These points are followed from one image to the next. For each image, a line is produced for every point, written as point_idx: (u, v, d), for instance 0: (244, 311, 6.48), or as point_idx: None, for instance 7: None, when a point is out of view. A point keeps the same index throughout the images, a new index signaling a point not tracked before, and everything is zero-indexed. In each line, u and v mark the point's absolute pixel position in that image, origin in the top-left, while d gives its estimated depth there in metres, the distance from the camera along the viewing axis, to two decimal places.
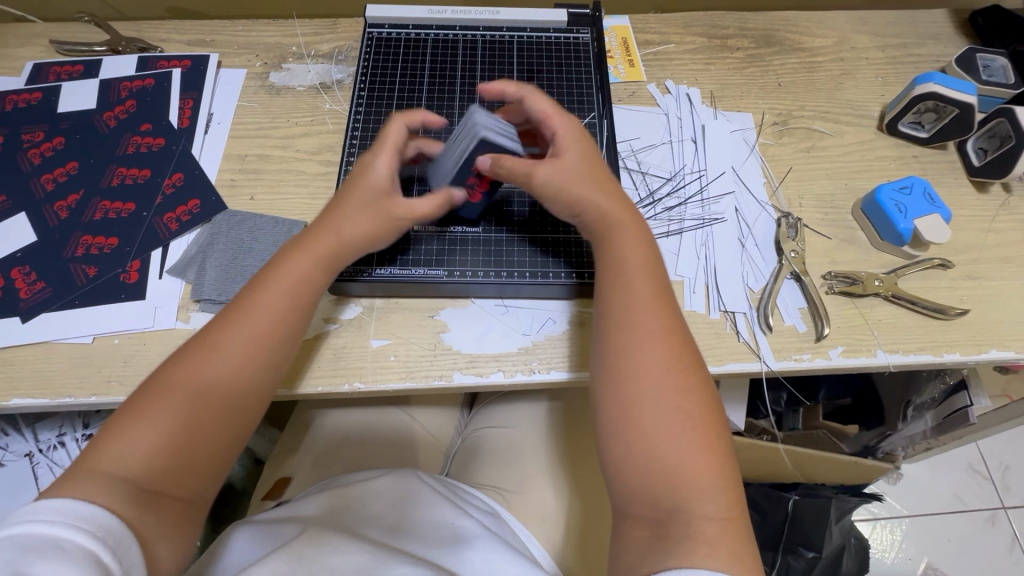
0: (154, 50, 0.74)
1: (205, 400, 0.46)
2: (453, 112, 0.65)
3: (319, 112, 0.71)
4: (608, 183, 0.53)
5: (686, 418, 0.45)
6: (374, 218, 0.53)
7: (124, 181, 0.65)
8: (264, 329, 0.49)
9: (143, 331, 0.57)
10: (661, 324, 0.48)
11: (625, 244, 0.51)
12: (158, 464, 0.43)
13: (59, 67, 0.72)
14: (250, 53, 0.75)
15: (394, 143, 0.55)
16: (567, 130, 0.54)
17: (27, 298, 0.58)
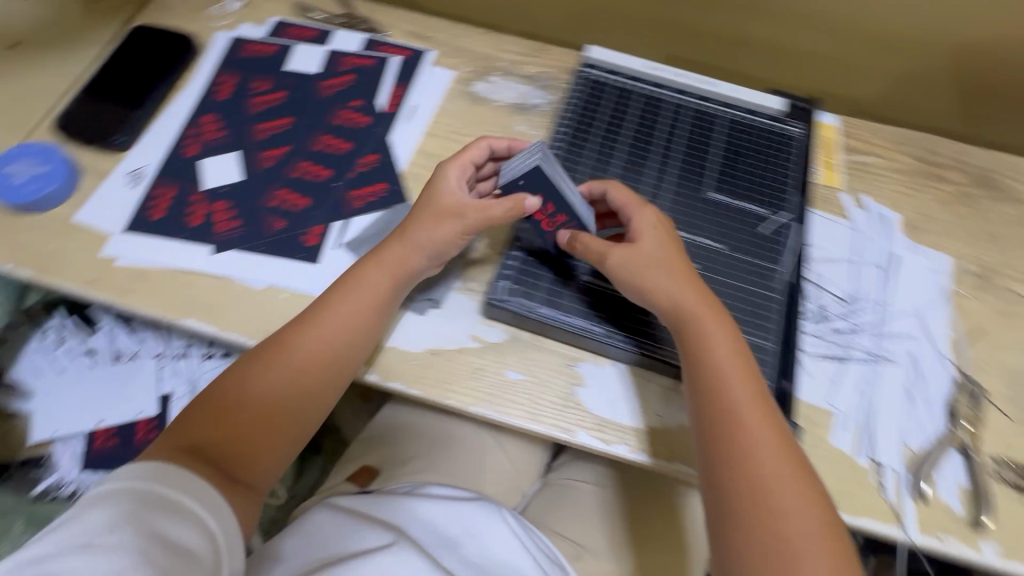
0: (381, 34, 0.79)
1: (270, 398, 0.53)
2: (647, 170, 0.65)
3: (511, 132, 0.73)
4: (683, 268, 0.55)
5: (806, 525, 0.46)
6: (436, 227, 0.58)
7: (326, 148, 0.69)
8: (324, 336, 0.55)
9: (308, 293, 0.61)
10: (757, 442, 0.48)
11: (719, 339, 0.52)
12: (221, 444, 0.51)
13: (296, 29, 0.79)
14: (462, 58, 0.79)
15: (468, 157, 0.62)
16: (645, 220, 0.57)
17: (221, 231, 0.63)
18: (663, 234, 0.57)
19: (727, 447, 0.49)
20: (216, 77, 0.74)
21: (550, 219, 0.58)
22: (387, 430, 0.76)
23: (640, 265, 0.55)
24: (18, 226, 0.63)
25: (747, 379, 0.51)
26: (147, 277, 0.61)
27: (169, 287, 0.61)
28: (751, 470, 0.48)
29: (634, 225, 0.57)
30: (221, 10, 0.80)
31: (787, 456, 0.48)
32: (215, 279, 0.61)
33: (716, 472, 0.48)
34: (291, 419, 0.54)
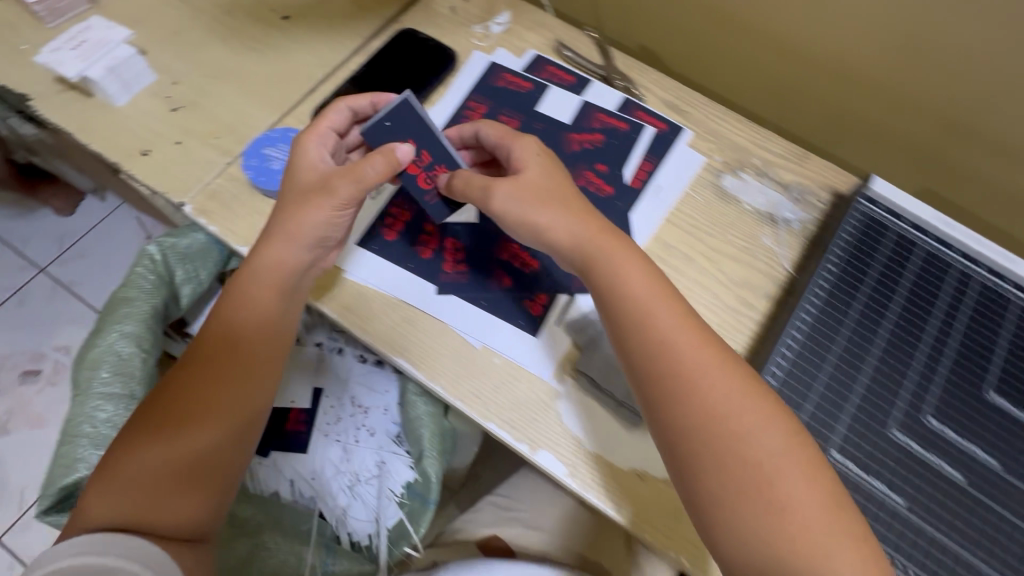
0: (638, 96, 0.74)
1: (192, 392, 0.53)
2: (920, 345, 0.56)
3: (755, 243, 0.67)
4: (572, 200, 0.55)
5: (760, 499, 0.44)
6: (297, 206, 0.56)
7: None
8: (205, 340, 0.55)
9: (521, 367, 0.58)
10: (708, 372, 0.48)
11: (656, 302, 0.51)
12: (127, 498, 0.49)
13: (553, 69, 0.75)
14: (715, 144, 0.73)
15: (326, 125, 0.60)
16: (526, 149, 0.58)
17: (447, 272, 0.61)
18: (543, 174, 0.56)
19: (677, 406, 0.47)
20: (466, 101, 0.72)
21: (428, 177, 0.59)
22: (513, 493, 0.76)
23: (587, 244, 0.53)
24: (259, 210, 0.64)
25: (719, 361, 0.49)
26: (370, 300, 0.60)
27: (387, 317, 0.60)
28: (659, 352, 0.49)
29: (517, 156, 0.58)
30: (482, 30, 0.78)
31: (809, 484, 0.44)
32: (432, 322, 0.59)
33: (702, 480, 0.45)
34: (229, 430, 0.53)
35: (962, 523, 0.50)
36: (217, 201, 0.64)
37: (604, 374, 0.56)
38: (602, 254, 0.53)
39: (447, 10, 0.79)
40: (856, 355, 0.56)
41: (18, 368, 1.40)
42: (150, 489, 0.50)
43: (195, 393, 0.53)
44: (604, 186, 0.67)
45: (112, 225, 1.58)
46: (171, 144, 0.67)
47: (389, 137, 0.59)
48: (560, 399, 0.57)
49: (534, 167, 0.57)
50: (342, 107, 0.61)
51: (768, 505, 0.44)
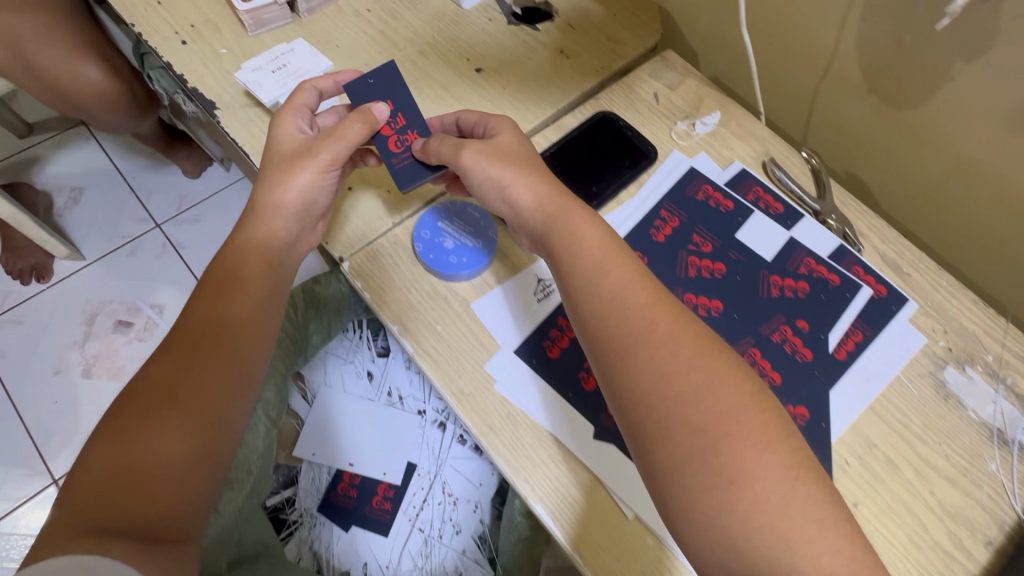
0: (856, 245, 0.63)
1: (154, 375, 0.48)
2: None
3: (978, 466, 0.54)
4: (534, 164, 0.57)
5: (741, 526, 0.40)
6: (278, 169, 0.56)
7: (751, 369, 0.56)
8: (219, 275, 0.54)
9: (676, 558, 0.49)
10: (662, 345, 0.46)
11: (640, 322, 0.47)
12: (108, 459, 0.44)
13: (761, 191, 0.66)
14: (939, 323, 0.60)
15: (298, 102, 0.60)
16: (499, 123, 0.60)
17: (609, 415, 0.53)
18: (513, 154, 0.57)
19: (671, 430, 0.43)
20: (657, 208, 0.64)
21: (399, 140, 0.60)
22: None
23: (553, 212, 0.53)
24: (417, 286, 0.58)
25: (655, 343, 0.46)
26: (518, 426, 0.53)
27: (535, 450, 0.52)
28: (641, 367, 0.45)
29: (490, 129, 0.60)
30: (686, 128, 0.70)
31: (825, 539, 0.39)
32: (580, 472, 0.51)
33: (658, 462, 0.43)
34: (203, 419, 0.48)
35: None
36: (376, 265, 0.59)
37: None
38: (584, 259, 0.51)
39: (649, 96, 0.72)
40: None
41: (114, 316, 1.45)
42: (120, 442, 0.45)
43: (157, 382, 0.49)
44: (805, 351, 0.57)
45: (230, 196, 1.62)
46: (341, 188, 0.64)
47: (367, 96, 0.60)
48: None
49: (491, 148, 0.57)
50: (305, 92, 0.61)
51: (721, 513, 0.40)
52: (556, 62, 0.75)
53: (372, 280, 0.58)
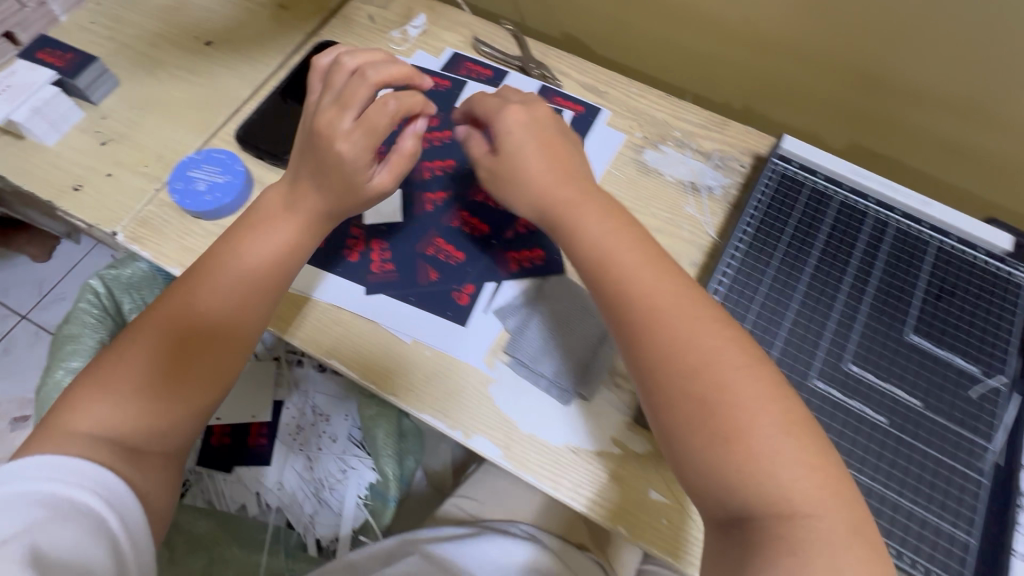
0: (554, 82, 0.76)
1: (172, 312, 0.51)
2: (920, 307, 0.57)
3: (679, 213, 0.68)
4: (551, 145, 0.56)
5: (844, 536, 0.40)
6: (331, 188, 0.54)
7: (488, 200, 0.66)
8: (244, 245, 0.54)
9: (450, 356, 0.59)
10: (672, 323, 0.46)
11: (669, 320, 0.46)
12: (110, 420, 0.47)
13: (470, 64, 0.77)
14: (635, 120, 0.74)
15: (370, 123, 0.52)
16: (404, 103, 0.55)
17: (375, 273, 0.63)
18: (533, 129, 0.56)
19: (739, 459, 0.41)
20: None
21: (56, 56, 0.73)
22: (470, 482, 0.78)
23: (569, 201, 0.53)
24: (189, 231, 0.65)
25: (666, 273, 0.49)
26: (329, 315, 0.61)
27: (332, 325, 0.61)
28: (699, 337, 0.45)
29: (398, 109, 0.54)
30: (400, 34, 0.80)
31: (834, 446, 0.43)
32: (377, 326, 0.60)
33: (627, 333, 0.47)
34: (192, 365, 0.50)
35: (929, 474, 0.50)
36: (147, 227, 0.65)
37: (535, 356, 0.58)
38: (653, 256, 0.50)
39: (365, 19, 0.81)
40: (747, 301, 0.58)
41: (8, 416, 1.42)
42: (150, 394, 0.48)
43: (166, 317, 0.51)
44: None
45: (88, 267, 1.60)
46: (101, 176, 0.69)
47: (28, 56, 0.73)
48: (490, 382, 0.58)
49: (511, 132, 0.56)
50: (410, 139, 0.55)
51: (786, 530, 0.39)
52: (276, 15, 0.82)
53: (146, 240, 0.65)
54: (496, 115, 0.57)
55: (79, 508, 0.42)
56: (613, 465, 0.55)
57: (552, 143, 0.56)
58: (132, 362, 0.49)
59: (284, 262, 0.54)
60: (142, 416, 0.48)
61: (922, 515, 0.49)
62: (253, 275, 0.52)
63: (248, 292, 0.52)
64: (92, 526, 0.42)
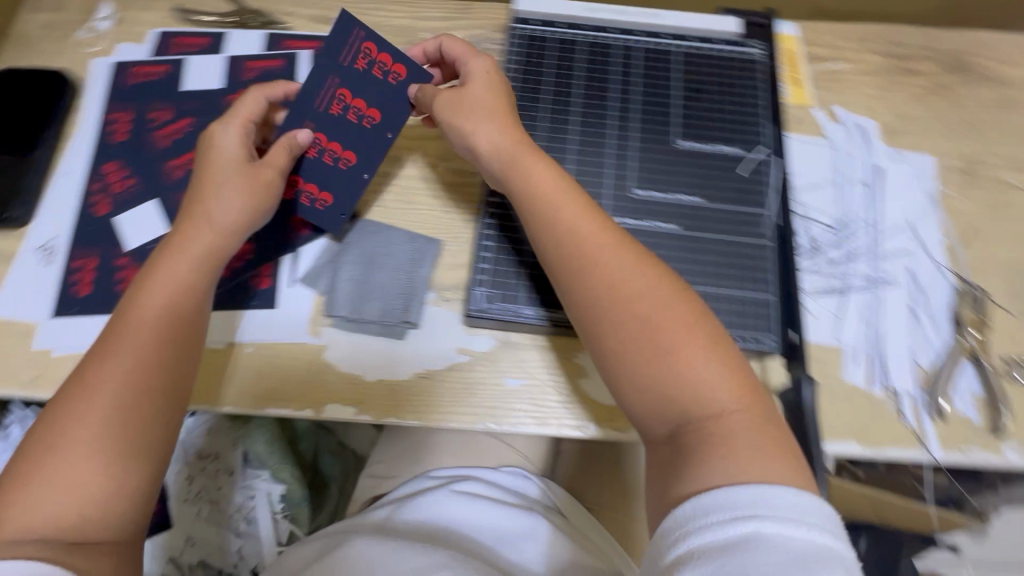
0: (281, 26, 0.69)
1: (76, 387, 0.42)
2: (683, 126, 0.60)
3: None
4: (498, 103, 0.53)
5: (766, 430, 0.39)
6: (240, 188, 0.51)
7: (348, 115, 0.56)
8: (148, 297, 0.46)
9: (273, 343, 0.56)
10: (625, 274, 0.44)
11: (634, 277, 0.44)
12: (65, 515, 0.38)
13: (183, 39, 0.69)
14: (379, 35, 0.70)
15: (246, 115, 0.54)
16: (243, 119, 0.54)
17: None
18: (497, 79, 0.54)
19: (652, 362, 0.41)
20: (105, 115, 0.65)
21: None
22: (380, 447, 0.78)
23: (511, 148, 0.50)
24: None
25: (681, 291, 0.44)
26: None
27: None
28: (583, 254, 0.45)
29: (233, 124, 0.54)
30: (92, 33, 0.69)
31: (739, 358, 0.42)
32: None
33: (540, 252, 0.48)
34: (139, 441, 0.42)
35: (714, 267, 0.54)
36: None
37: (352, 305, 0.56)
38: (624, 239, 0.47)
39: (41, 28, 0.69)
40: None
41: None
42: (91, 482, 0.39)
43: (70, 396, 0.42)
44: (396, 68, 0.55)
45: None
46: None
47: None
48: (321, 350, 0.56)
49: (488, 75, 0.54)
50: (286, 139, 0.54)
51: (718, 428, 0.39)
52: None
53: None
54: (472, 58, 0.56)
55: None
56: (465, 374, 0.55)
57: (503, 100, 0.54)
58: (57, 446, 0.40)
59: (191, 298, 0.47)
60: (78, 504, 0.39)
61: (717, 292, 0.53)
62: (147, 342, 0.44)
63: (160, 328, 0.45)
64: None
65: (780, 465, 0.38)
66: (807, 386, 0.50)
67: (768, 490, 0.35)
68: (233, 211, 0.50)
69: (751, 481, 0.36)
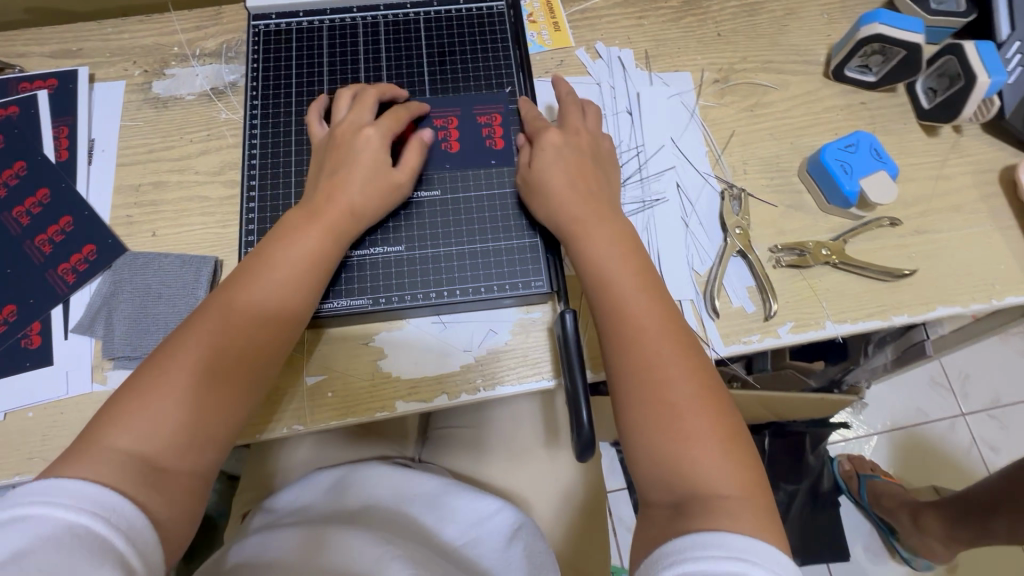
0: (13, 69, 0.65)
1: (162, 368, 0.44)
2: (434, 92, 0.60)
3: (215, 124, 0.64)
4: (580, 157, 0.54)
5: (727, 466, 0.42)
6: (368, 166, 0.52)
7: (435, 131, 0.59)
8: (295, 277, 0.49)
9: (56, 401, 0.54)
10: (675, 351, 0.46)
11: (651, 347, 0.46)
12: (169, 443, 0.43)
13: None
14: (126, 59, 0.66)
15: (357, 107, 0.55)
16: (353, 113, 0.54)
17: None
18: (577, 149, 0.54)
19: (676, 443, 0.43)
20: None
21: None
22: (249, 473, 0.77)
23: (587, 211, 0.51)
24: None
25: (684, 344, 0.46)
26: None
27: None
28: (642, 334, 0.46)
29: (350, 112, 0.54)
30: None
31: (743, 446, 0.43)
32: None
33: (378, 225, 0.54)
34: (215, 409, 0.45)
35: (476, 225, 0.56)
36: None
37: (131, 342, 0.55)
38: (656, 291, 0.49)
39: None
40: (284, 166, 0.57)
41: None
42: (186, 429, 0.43)
43: (162, 362, 0.45)
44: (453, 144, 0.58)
45: None
46: None
47: None
48: (110, 395, 0.54)
49: (543, 152, 0.54)
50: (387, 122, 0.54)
51: (723, 503, 0.40)
52: None
53: None
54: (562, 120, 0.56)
55: (90, 537, 0.36)
56: None
57: (585, 171, 0.53)
58: (139, 400, 0.43)
59: (321, 279, 0.50)
60: (162, 446, 0.42)
61: (483, 247, 0.55)
62: (261, 308, 0.47)
63: (251, 291, 0.48)
64: (95, 547, 0.36)
65: (736, 484, 0.41)
66: (568, 313, 0.50)
67: (699, 536, 0.38)
68: (368, 188, 0.52)
69: (705, 526, 0.39)
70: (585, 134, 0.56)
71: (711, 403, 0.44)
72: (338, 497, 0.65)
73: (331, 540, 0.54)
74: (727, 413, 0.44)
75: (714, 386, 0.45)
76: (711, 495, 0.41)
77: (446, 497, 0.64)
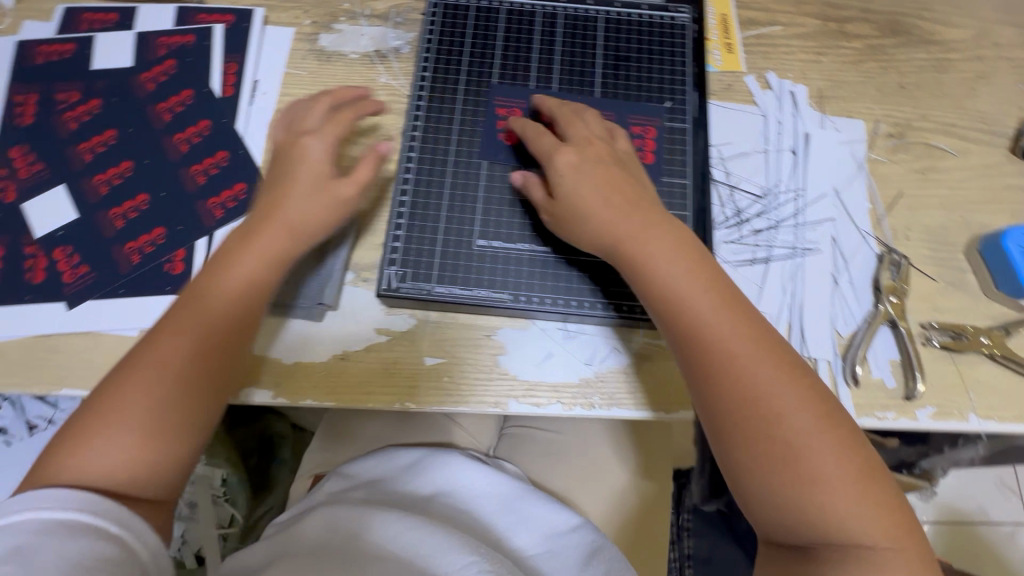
0: None
1: (174, 371, 0.45)
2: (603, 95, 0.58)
3: (374, 87, 0.64)
4: (614, 171, 0.50)
5: (860, 500, 0.40)
6: (317, 198, 0.51)
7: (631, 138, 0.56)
8: (225, 298, 0.48)
9: None
10: (779, 397, 0.42)
11: (744, 378, 0.43)
12: (142, 466, 0.43)
13: (89, 15, 0.66)
14: (299, 8, 0.67)
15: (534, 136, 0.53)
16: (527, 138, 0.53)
17: (70, 283, 0.56)
18: (594, 163, 0.50)
19: (803, 486, 0.41)
20: (10, 97, 0.63)
21: None
22: (322, 432, 0.78)
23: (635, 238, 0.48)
24: None
25: (781, 363, 0.44)
26: (51, 346, 0.54)
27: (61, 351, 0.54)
28: (732, 370, 0.43)
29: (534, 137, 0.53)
30: None
31: (881, 476, 0.42)
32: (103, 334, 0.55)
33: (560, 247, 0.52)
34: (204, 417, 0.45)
35: None
36: None
37: None
38: (733, 303, 0.46)
39: None
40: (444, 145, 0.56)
41: None
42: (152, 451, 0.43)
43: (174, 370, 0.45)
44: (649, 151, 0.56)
45: None
46: None
47: None
48: None
49: (562, 177, 0.50)
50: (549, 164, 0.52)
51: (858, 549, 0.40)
52: None
53: None
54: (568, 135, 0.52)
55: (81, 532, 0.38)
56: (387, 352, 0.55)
57: (615, 179, 0.49)
58: (124, 415, 0.43)
59: (243, 309, 0.48)
60: (133, 470, 0.42)
61: None
62: (210, 323, 0.47)
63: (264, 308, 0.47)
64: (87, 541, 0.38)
65: (875, 515, 0.40)
66: None
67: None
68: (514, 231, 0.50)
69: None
70: (597, 141, 0.52)
71: (831, 426, 0.42)
72: (411, 482, 0.65)
73: (414, 530, 0.54)
74: (848, 434, 0.43)
75: (825, 406, 0.43)
76: (850, 543, 0.40)
77: (519, 504, 0.64)
